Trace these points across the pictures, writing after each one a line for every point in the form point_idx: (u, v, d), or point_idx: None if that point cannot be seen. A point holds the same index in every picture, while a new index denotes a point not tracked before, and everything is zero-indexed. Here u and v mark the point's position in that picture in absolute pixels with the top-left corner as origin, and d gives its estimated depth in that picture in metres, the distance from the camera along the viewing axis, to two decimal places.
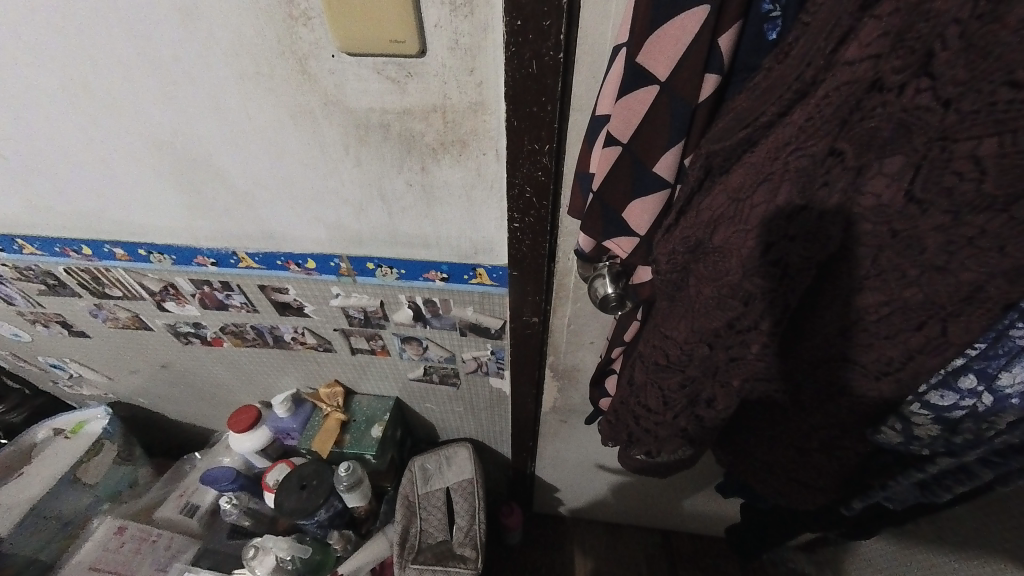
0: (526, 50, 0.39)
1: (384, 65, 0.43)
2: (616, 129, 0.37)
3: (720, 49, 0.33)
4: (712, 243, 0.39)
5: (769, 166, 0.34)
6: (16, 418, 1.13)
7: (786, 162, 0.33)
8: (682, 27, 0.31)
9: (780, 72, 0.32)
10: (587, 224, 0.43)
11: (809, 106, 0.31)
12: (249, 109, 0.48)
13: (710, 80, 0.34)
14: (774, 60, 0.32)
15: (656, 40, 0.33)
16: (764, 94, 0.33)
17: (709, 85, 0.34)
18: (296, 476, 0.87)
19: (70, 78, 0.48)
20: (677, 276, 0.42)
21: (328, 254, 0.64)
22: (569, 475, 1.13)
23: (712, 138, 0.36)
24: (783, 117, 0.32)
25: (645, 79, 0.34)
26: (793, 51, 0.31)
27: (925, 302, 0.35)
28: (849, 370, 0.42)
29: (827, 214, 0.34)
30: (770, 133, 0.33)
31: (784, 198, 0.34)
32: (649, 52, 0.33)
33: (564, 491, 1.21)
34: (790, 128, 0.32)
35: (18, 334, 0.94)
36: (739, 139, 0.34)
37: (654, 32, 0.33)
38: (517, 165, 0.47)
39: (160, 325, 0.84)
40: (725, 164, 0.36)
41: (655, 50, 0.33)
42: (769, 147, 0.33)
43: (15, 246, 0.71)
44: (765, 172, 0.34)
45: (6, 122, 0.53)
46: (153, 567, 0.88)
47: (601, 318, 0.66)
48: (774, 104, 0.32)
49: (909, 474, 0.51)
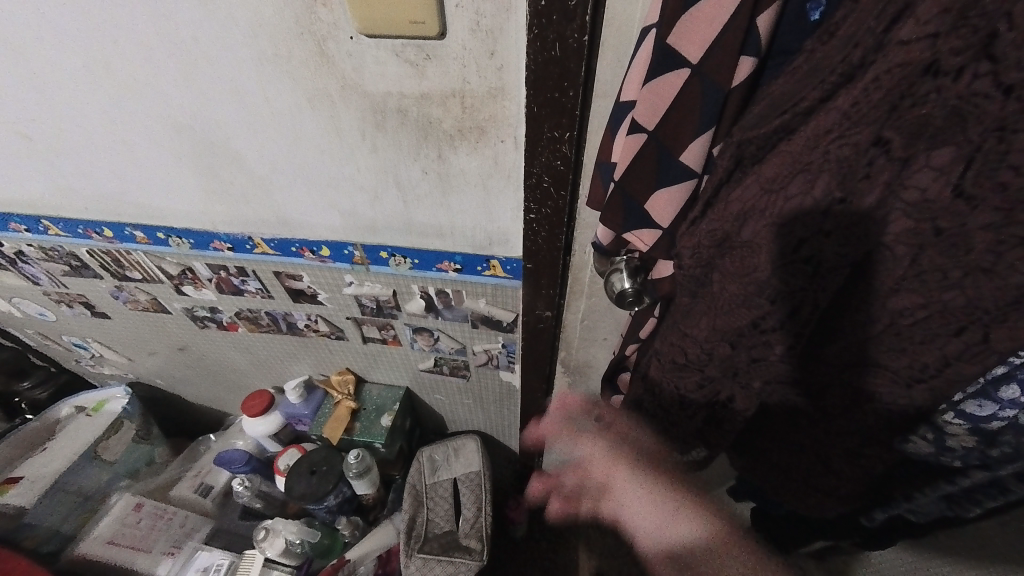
0: (550, 32, 0.37)
1: (404, 47, 0.42)
2: (643, 116, 0.36)
3: (758, 30, 0.31)
4: (740, 238, 0.38)
5: (808, 156, 0.32)
6: (41, 394, 1.17)
7: (826, 151, 0.31)
8: (718, 5, 0.30)
9: (824, 55, 0.31)
10: (607, 216, 0.41)
11: (855, 91, 0.29)
12: (267, 93, 0.48)
13: (746, 63, 0.32)
14: (819, 41, 0.31)
15: (690, 20, 0.31)
16: (806, 79, 0.32)
17: (744, 69, 0.33)
18: (306, 462, 0.88)
19: (95, 59, 0.48)
20: (703, 269, 0.42)
21: (342, 242, 0.64)
22: (576, 472, 1.13)
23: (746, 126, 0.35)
24: (825, 103, 0.31)
25: (676, 62, 0.33)
26: (838, 31, 0.30)
27: (967, 306, 0.32)
28: (879, 376, 0.40)
29: (867, 206, 0.33)
30: (810, 119, 0.32)
31: (821, 189, 0.33)
32: (679, 34, 0.32)
33: (570, 487, 1.21)
34: (834, 114, 0.30)
35: (44, 313, 0.97)
36: (775, 126, 0.33)
37: (689, 11, 0.31)
38: (536, 154, 0.45)
39: (178, 309, 0.86)
40: (759, 154, 0.35)
41: (687, 32, 0.32)
42: (808, 135, 0.32)
43: (40, 226, 0.72)
44: (803, 162, 0.33)
45: (32, 102, 0.54)
46: (169, 543, 0.91)
47: (615, 314, 0.65)
48: (816, 89, 0.31)
49: (935, 488, 0.49)
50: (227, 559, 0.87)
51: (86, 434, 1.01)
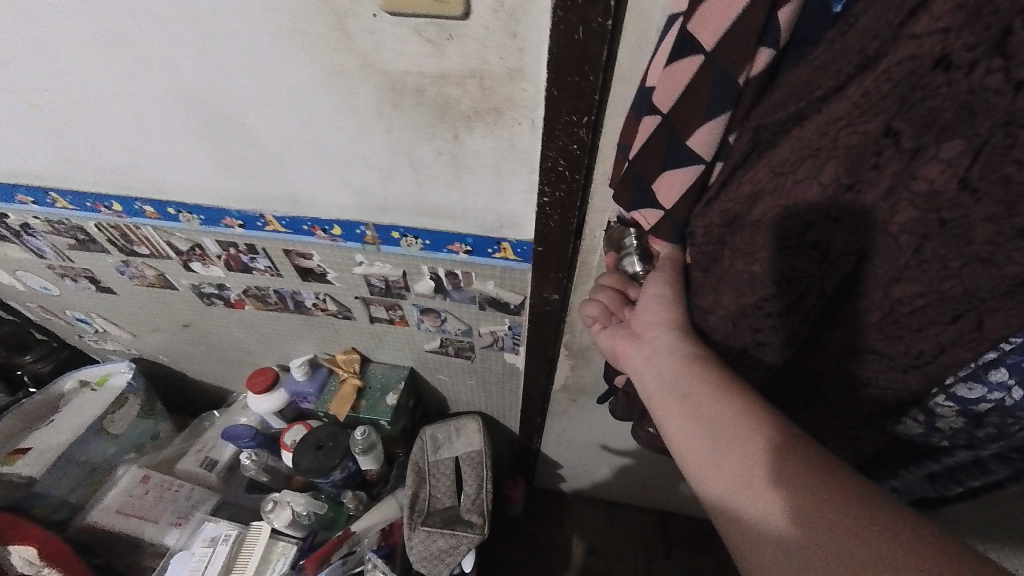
0: (574, 15, 0.37)
1: (424, 26, 0.42)
2: (660, 99, 0.37)
3: (777, 24, 0.32)
4: (751, 216, 0.40)
5: (818, 142, 0.34)
6: (44, 368, 1.18)
7: (837, 137, 0.33)
8: None
9: (845, 45, 0.32)
10: (618, 194, 0.45)
11: (871, 79, 0.30)
12: (285, 68, 0.48)
13: (763, 55, 0.33)
14: (838, 33, 0.32)
15: (708, 7, 0.32)
16: (823, 68, 0.33)
17: (760, 61, 0.34)
18: (312, 437, 0.90)
19: (107, 27, 0.47)
20: (717, 244, 0.45)
21: (354, 221, 0.64)
22: (574, 454, 1.16)
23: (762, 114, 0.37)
24: (837, 93, 0.32)
25: (696, 50, 0.34)
26: (858, 24, 0.30)
27: (964, 295, 0.34)
28: (877, 361, 0.42)
29: (870, 202, 0.35)
30: (823, 108, 0.33)
31: (830, 174, 0.34)
32: (701, 22, 0.33)
33: (567, 468, 1.24)
34: (844, 103, 0.32)
35: (47, 287, 0.97)
36: (791, 112, 0.35)
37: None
38: (552, 137, 0.46)
39: (185, 285, 0.86)
40: (773, 139, 0.37)
41: (709, 20, 0.33)
42: (819, 122, 0.33)
43: (47, 199, 0.72)
44: (813, 148, 0.34)
45: (40, 71, 0.53)
46: (176, 515, 0.94)
47: None
48: (831, 78, 0.32)
49: (921, 466, 0.52)
50: (234, 530, 0.90)
51: (91, 408, 1.02)
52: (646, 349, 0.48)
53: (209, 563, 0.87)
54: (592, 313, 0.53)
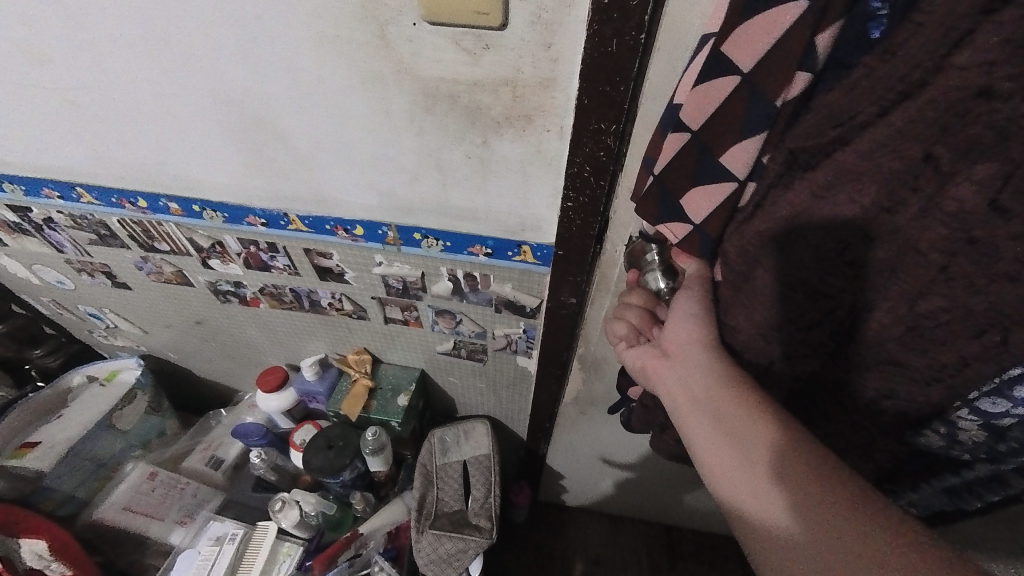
0: (609, 28, 0.39)
1: (463, 35, 0.44)
2: (692, 115, 0.40)
3: (813, 49, 0.35)
4: (786, 235, 0.41)
5: (860, 166, 0.35)
6: (52, 362, 1.18)
7: (880, 163, 0.34)
8: (774, 19, 0.34)
9: (883, 74, 0.32)
10: (643, 206, 0.48)
11: (919, 103, 0.31)
12: (323, 72, 0.49)
13: (801, 78, 0.36)
14: (875, 60, 0.33)
15: (744, 33, 0.36)
16: (862, 95, 0.34)
17: (798, 83, 0.36)
18: (322, 436, 0.90)
19: (153, 30, 0.49)
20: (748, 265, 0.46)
21: (377, 222, 0.65)
22: (575, 466, 1.16)
23: (796, 134, 0.38)
24: (881, 118, 0.33)
25: (729, 68, 0.37)
26: (899, 53, 0.31)
27: (991, 312, 0.35)
28: (902, 374, 0.43)
29: (904, 222, 0.35)
30: (865, 133, 0.34)
31: (870, 197, 0.36)
32: (734, 42, 0.36)
33: (570, 479, 1.23)
34: (887, 129, 0.33)
35: (63, 282, 0.97)
36: (829, 137, 0.36)
37: (745, 23, 0.35)
38: (580, 144, 0.48)
39: (201, 282, 0.87)
40: (811, 161, 0.38)
41: (742, 41, 0.36)
42: (863, 147, 0.34)
43: (73, 194, 0.73)
44: (855, 172, 0.35)
45: (80, 68, 0.54)
46: (181, 513, 0.94)
47: None
48: (874, 104, 0.33)
49: (937, 477, 0.53)
50: (240, 529, 0.89)
51: (100, 403, 1.02)
52: (678, 368, 0.49)
53: (214, 562, 0.85)
54: (621, 331, 0.56)
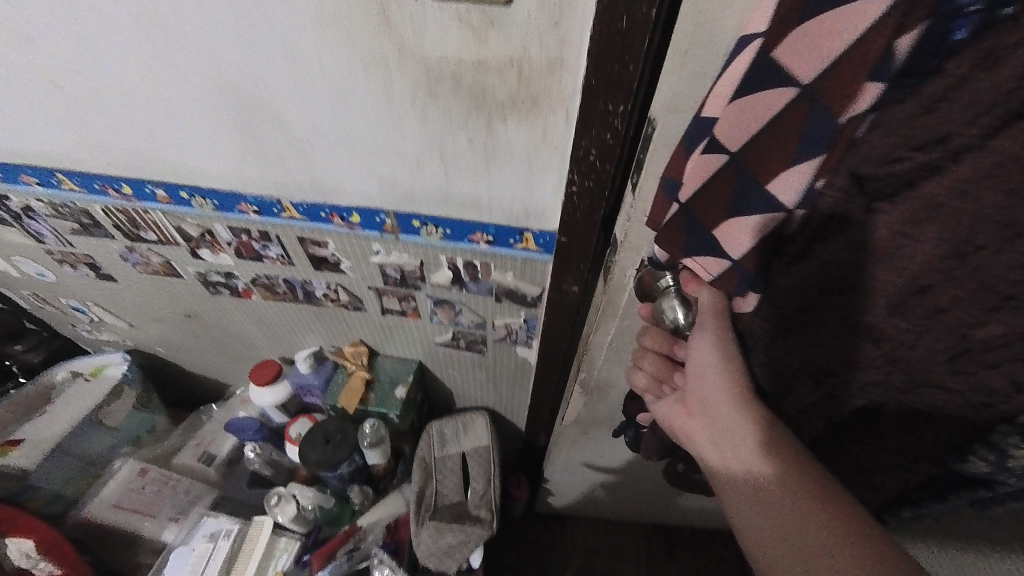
0: (621, 4, 0.37)
1: (468, 12, 0.41)
2: (729, 133, 0.36)
3: (895, 52, 0.27)
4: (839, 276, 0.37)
5: (948, 200, 0.29)
6: (35, 358, 1.14)
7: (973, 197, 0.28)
8: (840, 19, 0.28)
9: (982, 86, 0.25)
10: (666, 237, 0.45)
11: None
12: (321, 54, 0.47)
13: (873, 89, 0.29)
14: (974, 68, 0.25)
15: (799, 34, 0.30)
16: (963, 112, 0.26)
17: (866, 95, 0.29)
18: (319, 430, 0.89)
19: (137, 7, 0.45)
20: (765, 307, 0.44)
21: (375, 209, 0.63)
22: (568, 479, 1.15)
23: (861, 155, 0.31)
24: (982, 145, 0.26)
25: (778, 77, 0.32)
26: (1009, 58, 0.24)
27: None
28: (941, 397, 0.38)
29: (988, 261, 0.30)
30: (958, 162, 0.27)
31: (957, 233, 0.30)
32: (788, 47, 0.31)
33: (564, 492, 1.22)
34: (994, 156, 0.26)
35: (43, 274, 0.93)
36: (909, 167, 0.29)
37: (802, 24, 0.30)
38: (587, 126, 0.46)
39: (191, 273, 0.85)
40: (889, 192, 0.31)
41: (799, 46, 0.31)
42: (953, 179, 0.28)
43: (53, 181, 0.70)
44: (937, 208, 0.29)
45: (57, 46, 0.51)
46: (174, 510, 0.91)
47: None
48: (974, 126, 0.26)
49: None
50: (235, 525, 0.87)
51: (87, 399, 0.99)
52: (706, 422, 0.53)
53: (210, 558, 0.84)
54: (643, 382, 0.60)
